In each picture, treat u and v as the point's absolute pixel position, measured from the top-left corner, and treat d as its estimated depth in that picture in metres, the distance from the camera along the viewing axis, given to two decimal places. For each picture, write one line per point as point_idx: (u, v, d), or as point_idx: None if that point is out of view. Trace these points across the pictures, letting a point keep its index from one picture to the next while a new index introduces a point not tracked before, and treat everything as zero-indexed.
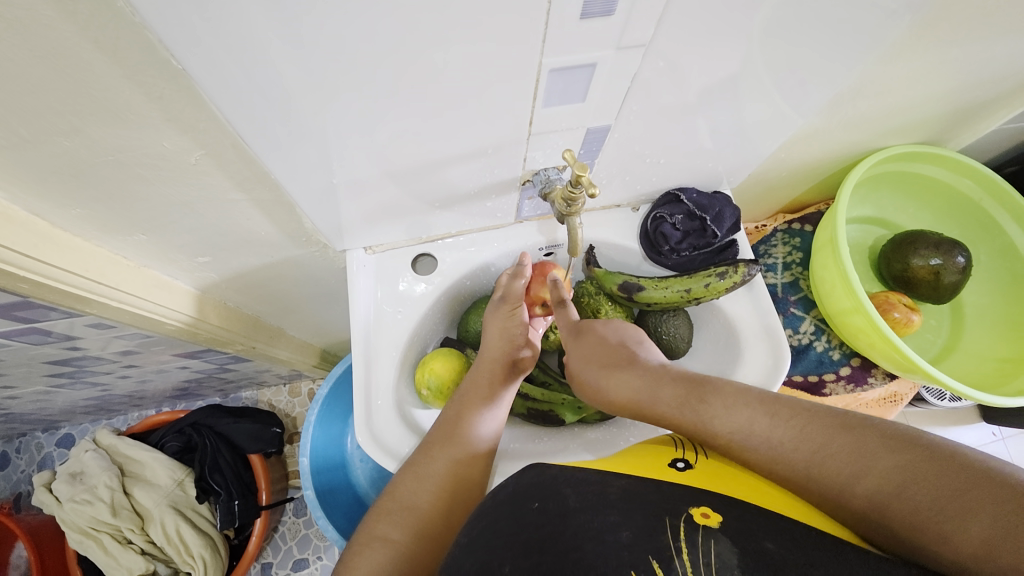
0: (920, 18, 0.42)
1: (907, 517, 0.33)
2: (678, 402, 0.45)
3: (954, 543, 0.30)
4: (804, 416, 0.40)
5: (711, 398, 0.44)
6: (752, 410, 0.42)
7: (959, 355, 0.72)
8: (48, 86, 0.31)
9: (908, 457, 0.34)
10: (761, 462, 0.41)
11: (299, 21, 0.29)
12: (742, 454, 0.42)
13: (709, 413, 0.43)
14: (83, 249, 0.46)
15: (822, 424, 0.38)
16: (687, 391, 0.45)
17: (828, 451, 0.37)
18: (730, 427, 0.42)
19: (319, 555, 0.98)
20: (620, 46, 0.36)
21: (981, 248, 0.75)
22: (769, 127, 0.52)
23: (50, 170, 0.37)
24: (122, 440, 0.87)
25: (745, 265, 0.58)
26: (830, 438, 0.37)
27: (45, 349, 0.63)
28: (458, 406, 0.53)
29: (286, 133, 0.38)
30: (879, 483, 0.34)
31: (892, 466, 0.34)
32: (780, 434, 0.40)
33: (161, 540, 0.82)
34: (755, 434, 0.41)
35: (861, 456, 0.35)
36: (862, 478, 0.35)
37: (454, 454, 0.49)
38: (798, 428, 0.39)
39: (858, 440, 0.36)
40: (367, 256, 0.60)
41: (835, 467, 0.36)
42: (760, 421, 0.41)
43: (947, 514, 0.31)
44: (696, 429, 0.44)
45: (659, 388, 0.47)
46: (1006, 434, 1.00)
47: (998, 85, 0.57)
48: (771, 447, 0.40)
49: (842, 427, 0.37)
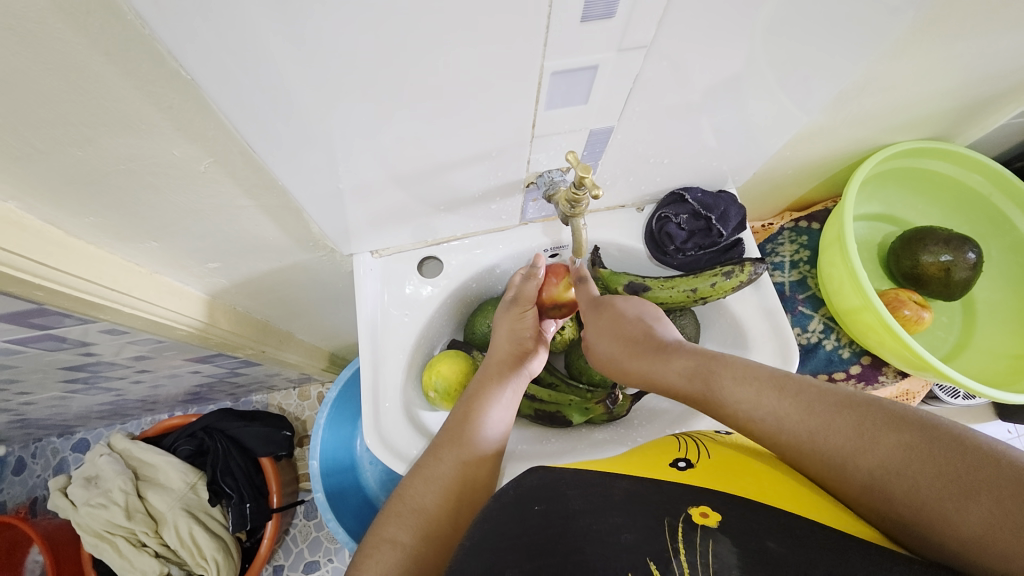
0: (924, 13, 0.41)
1: (909, 496, 0.33)
2: (689, 375, 0.45)
3: (954, 524, 0.31)
4: (811, 392, 0.39)
5: (722, 371, 0.43)
6: (760, 384, 0.41)
7: (971, 352, 0.72)
8: (61, 98, 0.31)
9: (913, 437, 0.33)
10: (765, 436, 0.40)
11: (304, 30, 0.29)
12: (747, 427, 0.41)
13: (717, 386, 0.43)
14: (96, 257, 0.47)
15: (829, 400, 0.38)
16: (699, 364, 0.45)
17: (833, 428, 0.36)
18: (737, 400, 0.42)
19: (330, 557, 0.99)
20: (621, 47, 0.36)
21: (991, 243, 0.74)
22: (773, 125, 0.52)
23: (64, 179, 0.38)
24: (136, 443, 0.89)
25: (752, 264, 0.57)
26: (836, 415, 0.37)
27: (60, 355, 0.64)
28: (466, 404, 0.53)
29: (293, 140, 0.38)
30: (883, 462, 0.34)
31: (897, 445, 0.34)
32: (786, 408, 0.39)
33: (174, 543, 0.83)
34: (762, 409, 0.40)
35: (866, 434, 0.35)
36: (865, 455, 0.35)
37: (461, 455, 0.49)
38: (804, 403, 0.39)
39: (864, 418, 0.36)
40: (374, 260, 0.61)
41: (839, 444, 0.36)
42: (768, 395, 0.40)
43: (949, 494, 0.31)
44: (704, 402, 0.44)
45: (671, 362, 0.46)
46: (1021, 432, 0.98)
47: (1007, 78, 0.57)
48: (777, 420, 0.39)
49: (849, 405, 0.37)
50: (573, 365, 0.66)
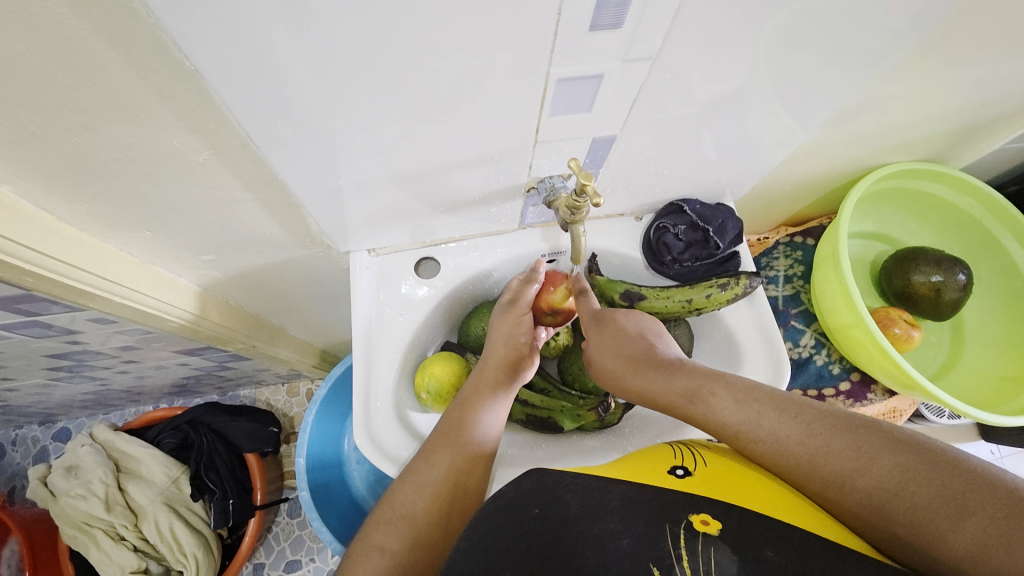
0: (926, 36, 0.42)
1: (906, 516, 0.33)
2: (688, 394, 0.45)
3: (950, 544, 0.31)
4: (811, 414, 0.40)
5: (721, 390, 0.44)
6: (760, 403, 0.42)
7: (958, 372, 0.72)
8: (61, 83, 0.31)
9: (911, 459, 0.34)
10: (764, 455, 0.41)
11: (312, 26, 0.29)
12: (747, 445, 0.42)
13: (715, 405, 0.43)
14: (89, 245, 0.46)
15: (828, 423, 0.38)
16: (701, 383, 0.45)
17: (832, 448, 0.37)
18: (736, 418, 0.42)
19: (313, 556, 0.98)
20: (628, 57, 0.36)
21: (982, 265, 0.75)
22: (774, 140, 0.53)
23: (60, 165, 0.37)
24: (120, 436, 0.87)
25: (747, 277, 0.58)
26: (834, 436, 0.37)
27: (45, 342, 0.63)
28: (459, 411, 0.52)
29: (295, 135, 0.38)
30: (880, 482, 0.34)
31: (894, 466, 0.34)
32: (786, 429, 0.40)
33: (154, 535, 0.82)
34: (762, 430, 0.41)
35: (864, 455, 0.36)
36: (863, 475, 0.35)
37: (456, 453, 0.49)
38: (804, 425, 0.39)
39: (862, 440, 0.36)
40: (370, 258, 0.61)
41: (839, 463, 0.37)
42: (768, 415, 0.41)
43: (945, 514, 0.31)
44: (703, 419, 0.44)
45: (672, 378, 0.46)
46: (1004, 453, 1.00)
47: (1003, 104, 0.58)
48: (777, 441, 0.40)
49: (847, 426, 0.38)
50: (567, 370, 0.66)
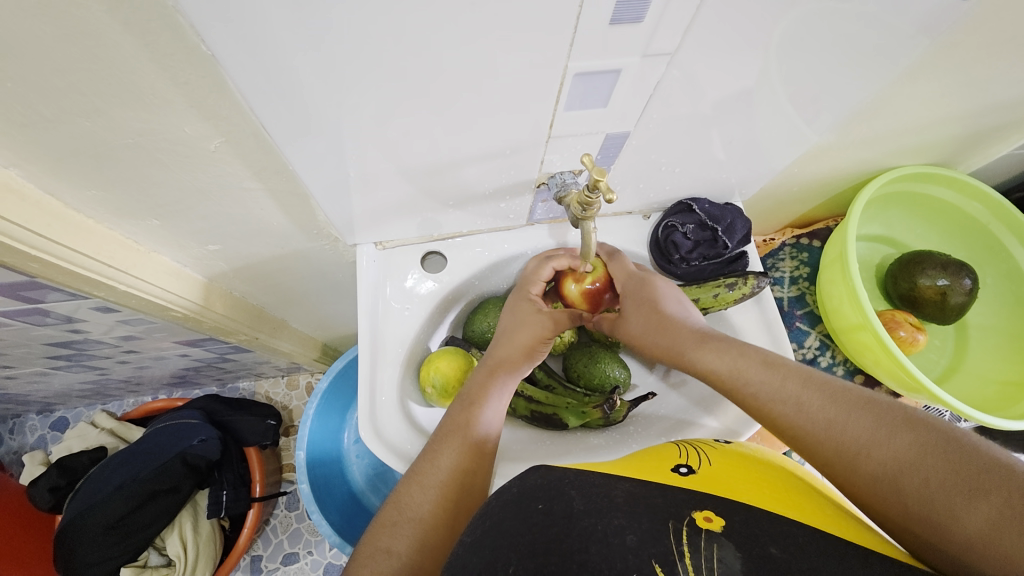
0: (941, 38, 0.42)
1: (919, 491, 0.33)
2: (718, 354, 0.46)
3: (961, 524, 0.31)
4: (834, 387, 0.40)
5: (749, 355, 0.45)
6: (787, 372, 0.43)
7: (961, 376, 0.73)
8: (72, 65, 0.30)
9: (931, 438, 0.34)
10: (780, 420, 0.41)
11: (325, 17, 0.29)
12: (765, 408, 0.42)
13: (742, 367, 0.44)
14: (93, 231, 0.46)
15: (851, 398, 0.39)
16: (731, 347, 0.46)
17: (852, 420, 0.37)
18: (760, 380, 0.43)
19: (311, 549, 0.98)
20: (645, 53, 0.36)
21: (987, 270, 0.75)
22: (783, 143, 0.53)
23: (69, 150, 0.37)
24: (122, 425, 0.90)
25: (755, 277, 0.59)
26: (855, 410, 0.38)
27: (46, 330, 0.62)
28: (487, 384, 0.53)
29: (306, 125, 0.38)
30: (896, 456, 0.35)
31: (912, 443, 0.35)
32: (808, 396, 0.40)
33: (164, 537, 0.82)
34: (784, 395, 0.41)
35: (884, 429, 0.36)
36: (880, 447, 0.36)
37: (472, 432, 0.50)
38: (827, 395, 0.40)
39: (882, 417, 0.37)
40: (376, 251, 0.60)
41: (857, 434, 0.37)
42: (792, 382, 0.42)
43: (958, 495, 0.32)
44: (726, 379, 0.45)
45: (703, 342, 0.48)
46: None
47: (1014, 109, 0.57)
48: (796, 406, 0.40)
49: (868, 403, 0.38)
50: (570, 367, 0.65)
